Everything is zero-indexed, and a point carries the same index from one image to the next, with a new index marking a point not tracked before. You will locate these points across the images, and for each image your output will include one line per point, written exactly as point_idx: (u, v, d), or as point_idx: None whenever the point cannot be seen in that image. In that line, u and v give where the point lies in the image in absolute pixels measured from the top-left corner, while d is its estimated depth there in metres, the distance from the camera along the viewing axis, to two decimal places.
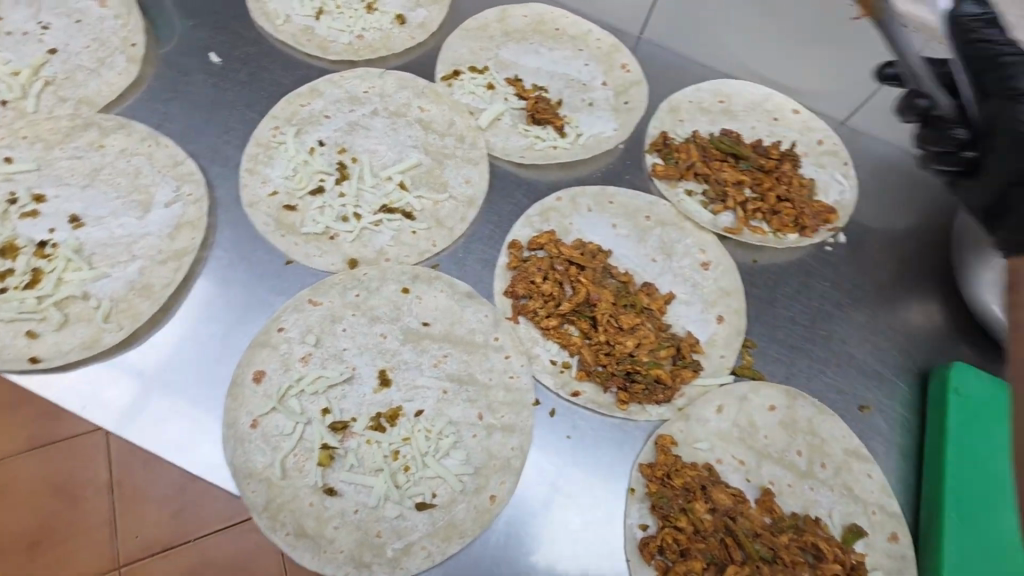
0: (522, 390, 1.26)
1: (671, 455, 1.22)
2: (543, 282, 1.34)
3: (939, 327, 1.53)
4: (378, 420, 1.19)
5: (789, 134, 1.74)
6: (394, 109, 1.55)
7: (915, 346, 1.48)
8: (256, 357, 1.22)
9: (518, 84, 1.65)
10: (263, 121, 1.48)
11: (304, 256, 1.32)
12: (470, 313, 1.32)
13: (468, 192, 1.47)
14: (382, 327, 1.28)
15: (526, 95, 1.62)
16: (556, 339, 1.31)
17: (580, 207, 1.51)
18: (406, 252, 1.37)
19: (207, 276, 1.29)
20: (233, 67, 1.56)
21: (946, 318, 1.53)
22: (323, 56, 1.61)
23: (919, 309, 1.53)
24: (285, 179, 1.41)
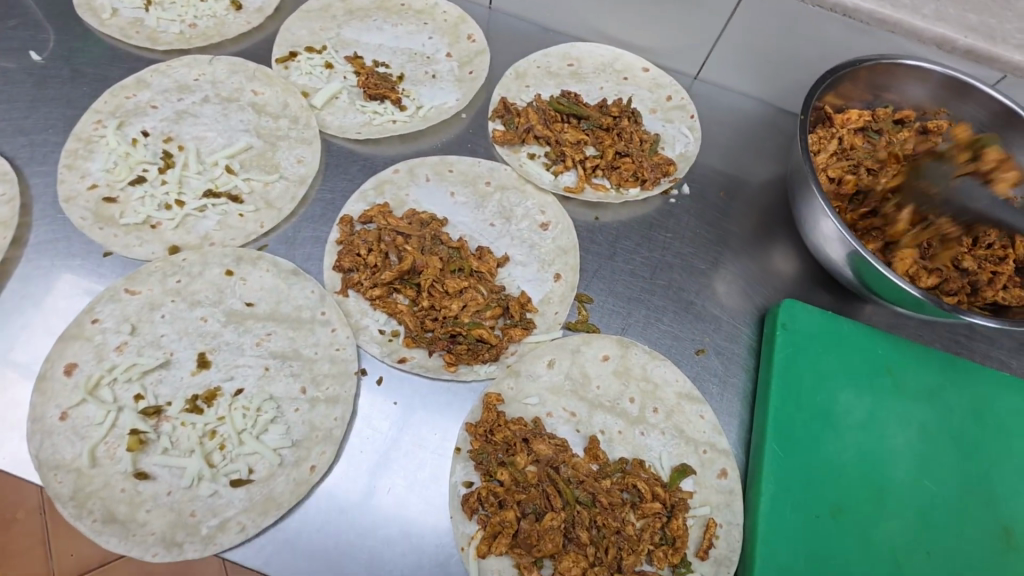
0: (347, 361, 1.26)
1: (494, 411, 1.22)
2: (369, 254, 1.34)
3: (780, 266, 1.56)
4: (194, 402, 1.18)
5: (638, 92, 1.76)
6: (226, 95, 1.55)
7: (756, 290, 1.51)
8: (68, 350, 1.20)
9: (357, 61, 1.64)
10: (85, 116, 1.45)
11: (124, 246, 1.31)
12: (296, 290, 1.32)
13: (299, 172, 1.47)
14: (203, 310, 1.27)
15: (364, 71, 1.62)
16: (383, 308, 1.31)
17: (418, 176, 1.52)
18: (232, 235, 1.36)
19: (24, 274, 1.27)
20: (57, 64, 1.53)
21: (786, 262, 1.56)
22: (154, 47, 1.59)
23: (763, 256, 1.57)
24: (104, 172, 1.39)
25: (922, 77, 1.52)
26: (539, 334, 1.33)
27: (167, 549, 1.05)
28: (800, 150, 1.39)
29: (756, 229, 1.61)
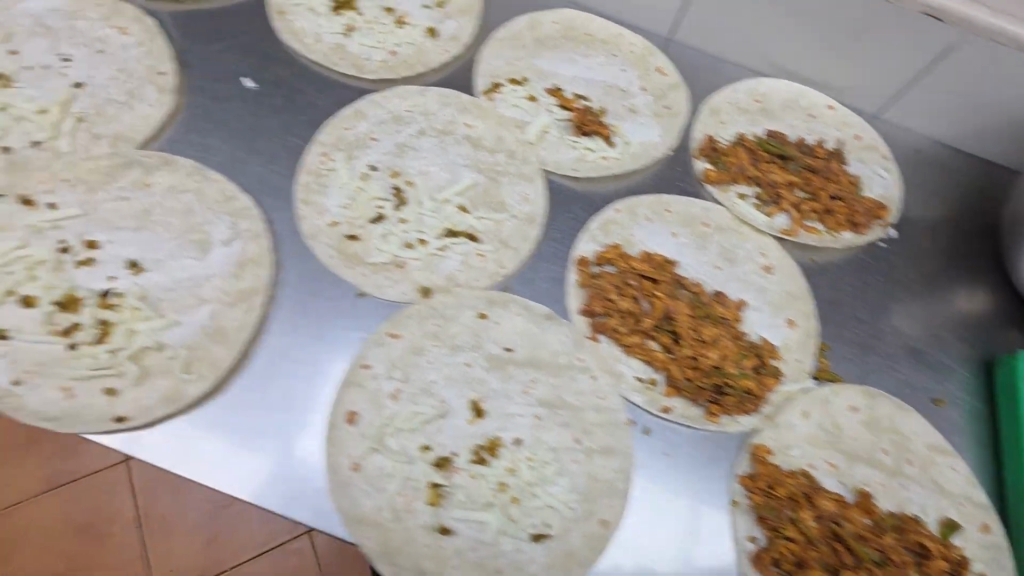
0: (613, 410, 1.25)
1: (770, 465, 1.24)
2: (620, 299, 1.32)
3: (996, 310, 1.56)
4: (478, 453, 1.16)
5: (828, 130, 1.75)
6: (441, 127, 1.50)
7: (975, 332, 1.52)
8: (345, 398, 1.17)
9: (559, 94, 1.61)
10: (310, 148, 1.39)
11: (375, 287, 1.27)
12: (550, 334, 1.30)
13: (527, 210, 1.43)
14: (465, 355, 1.25)
15: (569, 105, 1.59)
16: (639, 356, 1.29)
17: (640, 217, 1.48)
18: (476, 277, 1.33)
19: (282, 318, 1.23)
20: (268, 92, 1.45)
21: (999, 308, 1.56)
22: (360, 75, 1.52)
23: (966, 299, 1.56)
24: (342, 208, 1.35)
25: None
26: (790, 383, 1.33)
27: None
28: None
29: (964, 272, 1.61)
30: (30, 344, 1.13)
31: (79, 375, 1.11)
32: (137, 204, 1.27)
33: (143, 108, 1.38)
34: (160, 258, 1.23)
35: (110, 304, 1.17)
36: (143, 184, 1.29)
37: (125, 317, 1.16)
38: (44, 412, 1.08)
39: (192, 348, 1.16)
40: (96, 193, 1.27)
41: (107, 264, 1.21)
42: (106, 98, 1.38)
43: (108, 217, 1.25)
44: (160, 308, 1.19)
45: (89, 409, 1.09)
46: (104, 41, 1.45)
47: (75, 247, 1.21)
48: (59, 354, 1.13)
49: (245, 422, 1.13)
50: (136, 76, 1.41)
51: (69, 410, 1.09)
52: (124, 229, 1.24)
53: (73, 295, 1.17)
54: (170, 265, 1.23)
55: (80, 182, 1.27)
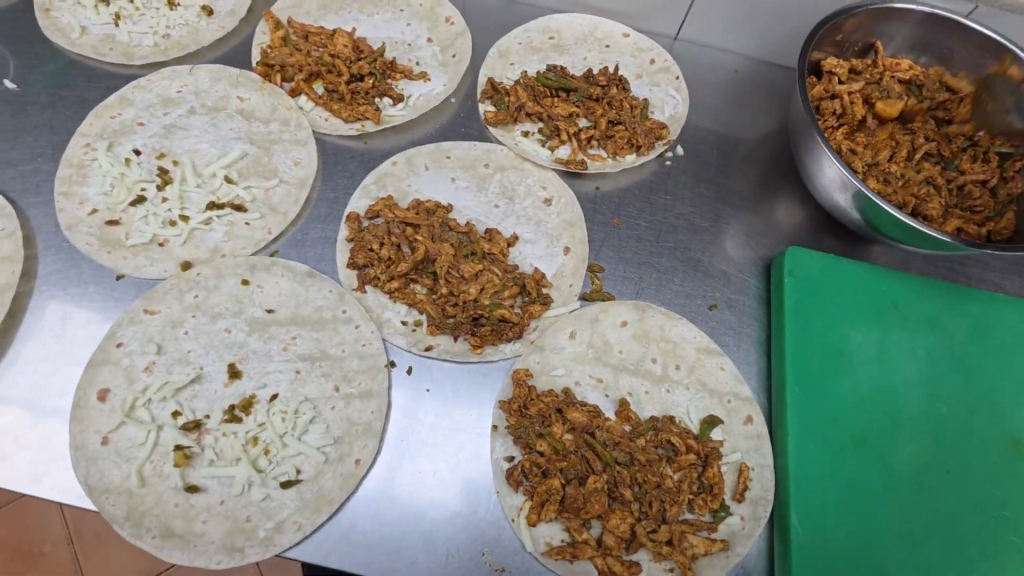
0: (375, 354, 1.28)
1: (526, 386, 1.24)
2: (381, 248, 1.35)
3: (800, 218, 1.61)
4: (231, 412, 1.19)
5: (621, 59, 1.77)
6: (212, 104, 1.53)
7: (771, 238, 1.56)
8: (97, 377, 1.19)
9: (353, 41, 1.63)
10: (73, 141, 1.42)
11: (134, 268, 1.30)
12: (315, 291, 1.33)
13: (299, 174, 1.46)
14: (226, 322, 1.28)
15: (366, 51, 1.62)
16: (402, 300, 1.33)
17: (417, 166, 1.52)
18: (242, 245, 1.36)
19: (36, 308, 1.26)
20: (35, 91, 1.49)
21: (808, 213, 1.60)
22: (130, 63, 1.55)
23: (781, 209, 1.61)
24: (103, 196, 1.37)
25: (906, 17, 1.54)
26: (558, 308, 1.36)
27: (229, 554, 1.08)
28: (802, 102, 1.38)
29: (769, 182, 1.65)
30: None
31: None
32: None
33: None
34: None
35: None
36: None
37: None
38: None
39: None
40: None
41: None
42: None
43: None
44: None
45: None
46: None
47: None
48: None
49: None
50: None
51: None
52: None
53: None
54: None
55: None
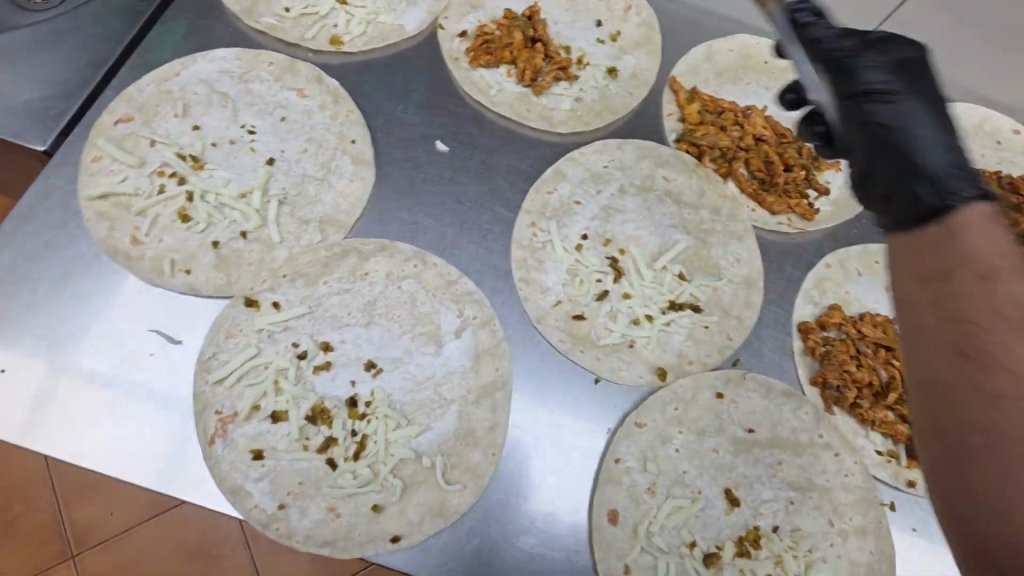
0: (862, 488, 1.23)
1: None
2: (858, 370, 1.28)
3: None
4: (743, 545, 1.15)
5: (1015, 159, 1.67)
6: (640, 183, 1.43)
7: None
8: (604, 495, 1.15)
9: (773, 122, 1.52)
10: (519, 219, 1.33)
11: (613, 370, 1.24)
12: (788, 411, 1.27)
13: (742, 272, 1.38)
14: (712, 440, 1.22)
15: (787, 134, 1.51)
16: (880, 429, 1.27)
17: (851, 271, 1.43)
18: (706, 351, 1.29)
19: (525, 411, 1.19)
20: (464, 154, 1.39)
21: None
22: (552, 129, 1.44)
23: None
24: (562, 285, 1.29)
25: None
26: None
27: None
28: None
29: None
30: (289, 464, 1.07)
31: (346, 493, 1.07)
32: (360, 295, 1.21)
33: (341, 182, 1.30)
34: (395, 356, 1.17)
35: (359, 413, 1.12)
36: (362, 273, 1.23)
37: (376, 428, 1.10)
38: (317, 538, 1.04)
39: (447, 454, 1.12)
40: (317, 286, 1.20)
41: (344, 367, 1.15)
42: (303, 174, 1.29)
43: (334, 313, 1.19)
44: (407, 414, 1.14)
45: (361, 529, 1.06)
46: (285, 106, 1.35)
47: (310, 351, 1.14)
48: (319, 472, 1.08)
49: (515, 531, 1.11)
50: (328, 147, 1.32)
51: (342, 533, 1.05)
52: (353, 325, 1.18)
53: (320, 405, 1.11)
54: (406, 363, 1.17)
55: (298, 275, 1.20)
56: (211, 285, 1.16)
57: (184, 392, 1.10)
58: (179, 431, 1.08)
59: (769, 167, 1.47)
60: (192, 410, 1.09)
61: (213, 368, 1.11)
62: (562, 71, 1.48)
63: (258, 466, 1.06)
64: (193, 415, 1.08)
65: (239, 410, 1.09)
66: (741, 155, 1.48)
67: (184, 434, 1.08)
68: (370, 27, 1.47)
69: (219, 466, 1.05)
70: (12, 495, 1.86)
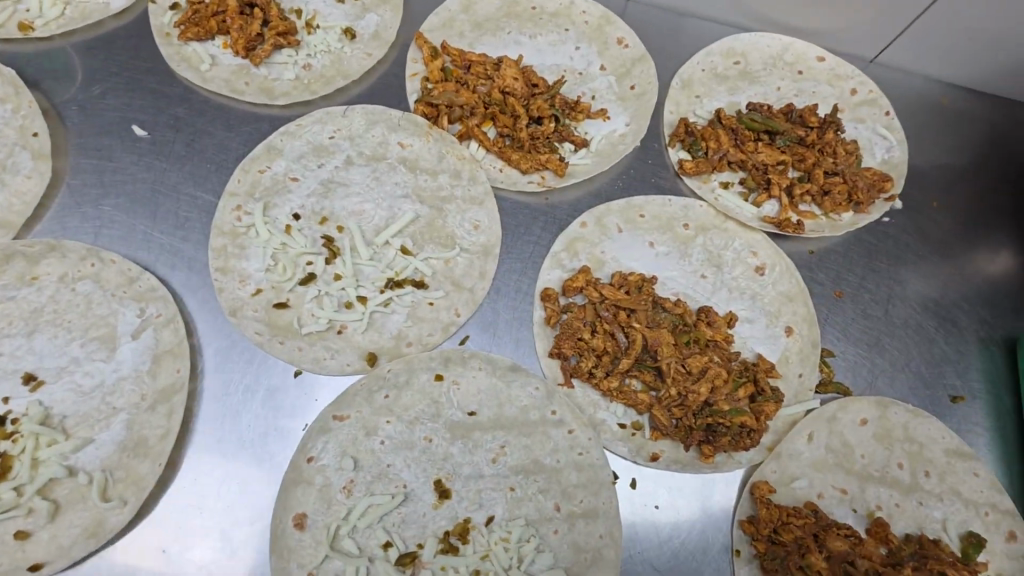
0: (596, 466, 1.10)
1: (775, 508, 1.09)
2: (593, 337, 1.18)
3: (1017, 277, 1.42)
4: (447, 541, 1.04)
5: (818, 88, 1.52)
6: (370, 153, 1.30)
7: (987, 302, 1.38)
8: (292, 499, 1.02)
9: (526, 73, 1.39)
10: (222, 203, 1.22)
11: (314, 360, 1.12)
12: (518, 388, 1.15)
13: (480, 241, 1.26)
14: (424, 428, 1.10)
15: (541, 84, 1.38)
16: (621, 400, 1.15)
17: (609, 229, 1.31)
18: (428, 330, 1.18)
19: (212, 414, 1.07)
20: (167, 137, 1.27)
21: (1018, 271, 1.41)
22: (271, 102, 1.32)
23: (991, 265, 1.41)
24: (265, 272, 1.18)
25: None
26: (791, 405, 1.19)
27: None
28: None
29: (975, 233, 1.44)
30: None
31: None
32: (27, 303, 1.11)
33: (15, 180, 1.18)
34: (59, 366, 1.07)
35: (8, 433, 1.03)
36: (29, 279, 1.12)
37: (23, 447, 1.01)
38: None
39: (110, 469, 1.02)
40: None
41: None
42: None
43: None
44: (68, 428, 1.04)
45: (3, 558, 0.96)
46: None
47: None
48: None
49: (182, 548, 0.98)
50: (5, 142, 1.21)
51: None
52: (14, 336, 1.08)
53: None
54: (73, 372, 1.07)
55: None
56: None
57: None
58: None
59: (518, 123, 1.35)
60: None
61: None
62: (282, 38, 1.36)
63: None
64: None
65: None
66: (488, 112, 1.36)
67: None
68: (69, 8, 1.35)
69: None
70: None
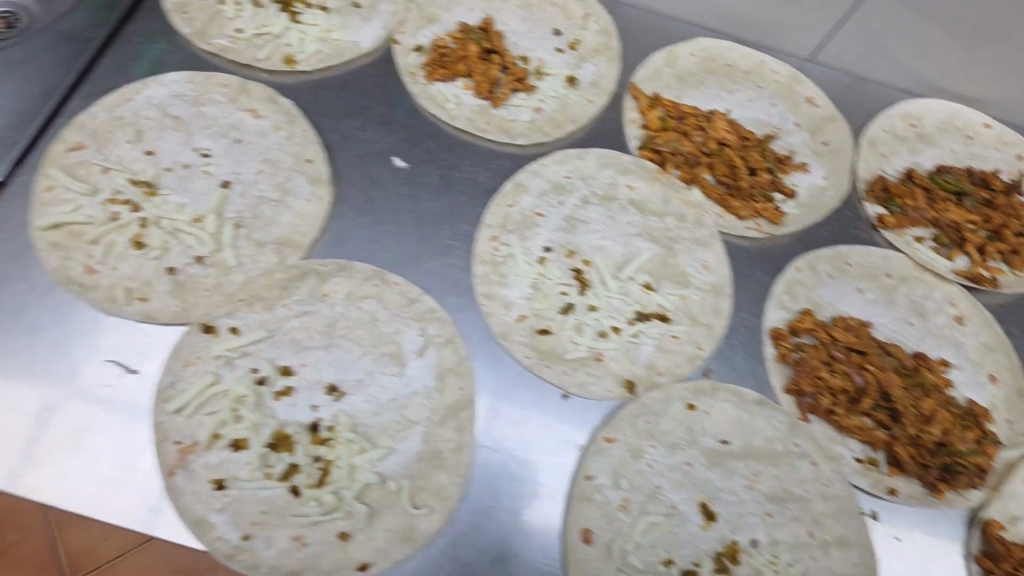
0: (844, 498, 1.20)
1: (1006, 543, 1.20)
2: (831, 375, 1.27)
3: None
4: (721, 560, 1.12)
5: (989, 152, 1.65)
6: (602, 193, 1.40)
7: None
8: (576, 514, 1.12)
9: (737, 126, 1.51)
10: (480, 233, 1.31)
11: (580, 386, 1.20)
12: (762, 420, 1.24)
13: (710, 280, 1.35)
14: (684, 454, 1.19)
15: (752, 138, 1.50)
16: (859, 437, 1.24)
17: (822, 275, 1.41)
18: (676, 362, 1.26)
19: (487, 459, 1.14)
20: (424, 169, 1.36)
21: None
22: (511, 141, 1.42)
23: None
24: (527, 299, 1.27)
25: None
26: (1008, 448, 1.28)
27: None
28: None
29: None
30: (251, 492, 1.07)
31: (309, 521, 1.06)
32: (320, 318, 1.20)
33: (298, 204, 1.28)
34: (357, 378, 1.16)
35: (322, 439, 1.11)
36: (321, 295, 1.21)
37: (339, 454, 1.09)
38: (282, 569, 1.03)
39: (413, 477, 1.11)
40: (276, 310, 1.19)
41: (306, 392, 1.14)
42: (259, 197, 1.27)
43: (294, 336, 1.18)
44: (371, 437, 1.12)
45: (328, 557, 1.05)
46: (239, 128, 1.32)
47: (271, 378, 1.14)
48: (282, 499, 1.08)
49: (486, 551, 1.09)
50: (284, 168, 1.30)
51: (308, 561, 1.04)
52: (314, 348, 1.17)
53: (282, 432, 1.10)
54: (369, 385, 1.16)
55: (256, 299, 1.19)
56: (168, 312, 1.16)
57: (141, 422, 1.09)
58: (138, 463, 1.07)
59: (736, 168, 1.44)
60: (151, 441, 1.08)
61: (172, 398, 1.11)
62: (519, 83, 1.46)
63: (222, 496, 1.06)
64: (152, 446, 1.08)
65: (200, 439, 1.09)
66: (705, 158, 1.46)
67: (144, 465, 1.07)
68: (324, 45, 1.44)
69: (182, 498, 1.05)
70: (9, 524, 2.00)
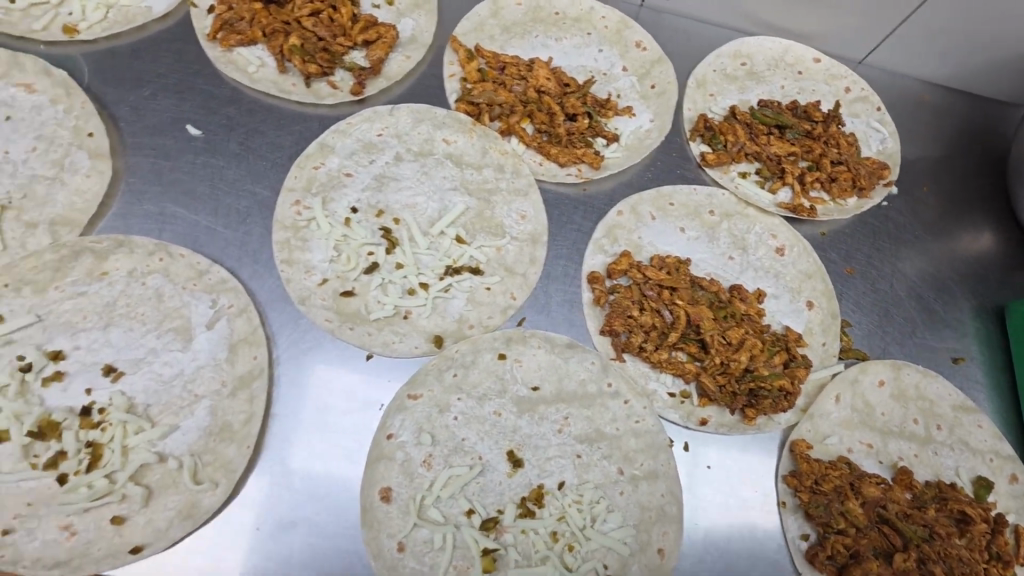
0: (652, 432, 1.20)
1: (812, 462, 1.21)
2: (641, 314, 1.27)
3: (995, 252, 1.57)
4: (525, 505, 1.11)
5: (817, 87, 1.67)
6: (417, 149, 1.37)
7: (976, 276, 1.53)
8: (375, 475, 1.09)
9: (558, 73, 1.49)
10: (280, 198, 1.26)
11: (383, 345, 1.18)
12: (575, 363, 1.23)
13: (527, 229, 1.33)
14: (493, 404, 1.18)
15: (573, 83, 1.48)
16: (670, 371, 1.25)
17: (643, 216, 1.41)
18: (488, 313, 1.25)
19: (279, 426, 1.10)
20: (221, 137, 1.31)
21: (998, 241, 1.58)
22: (320, 102, 1.37)
23: (973, 239, 1.57)
24: (330, 263, 1.23)
25: None
26: (819, 370, 1.31)
27: None
28: None
29: (955, 213, 1.60)
30: (11, 485, 0.99)
31: (78, 508, 1.00)
32: (99, 298, 1.13)
33: (76, 179, 1.21)
34: (137, 357, 1.10)
35: (94, 423, 1.05)
36: (100, 274, 1.15)
37: (113, 436, 1.04)
38: (46, 560, 0.96)
39: (198, 454, 1.06)
40: (48, 293, 1.12)
41: (79, 375, 1.07)
42: (32, 175, 1.20)
43: (68, 320, 1.11)
44: (151, 416, 1.07)
45: (100, 544, 0.99)
46: (12, 106, 1.25)
47: (36, 363, 1.06)
48: (49, 490, 1.01)
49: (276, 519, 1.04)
50: (62, 144, 1.23)
51: (78, 551, 0.98)
52: (91, 330, 1.11)
53: (48, 420, 1.03)
54: (151, 363, 1.10)
55: (24, 282, 1.11)
56: None
57: None
58: None
59: (558, 114, 1.43)
60: None
61: None
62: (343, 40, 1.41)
63: None
64: None
65: None
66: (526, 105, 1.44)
67: None
68: (111, 12, 1.38)
69: None
70: None
